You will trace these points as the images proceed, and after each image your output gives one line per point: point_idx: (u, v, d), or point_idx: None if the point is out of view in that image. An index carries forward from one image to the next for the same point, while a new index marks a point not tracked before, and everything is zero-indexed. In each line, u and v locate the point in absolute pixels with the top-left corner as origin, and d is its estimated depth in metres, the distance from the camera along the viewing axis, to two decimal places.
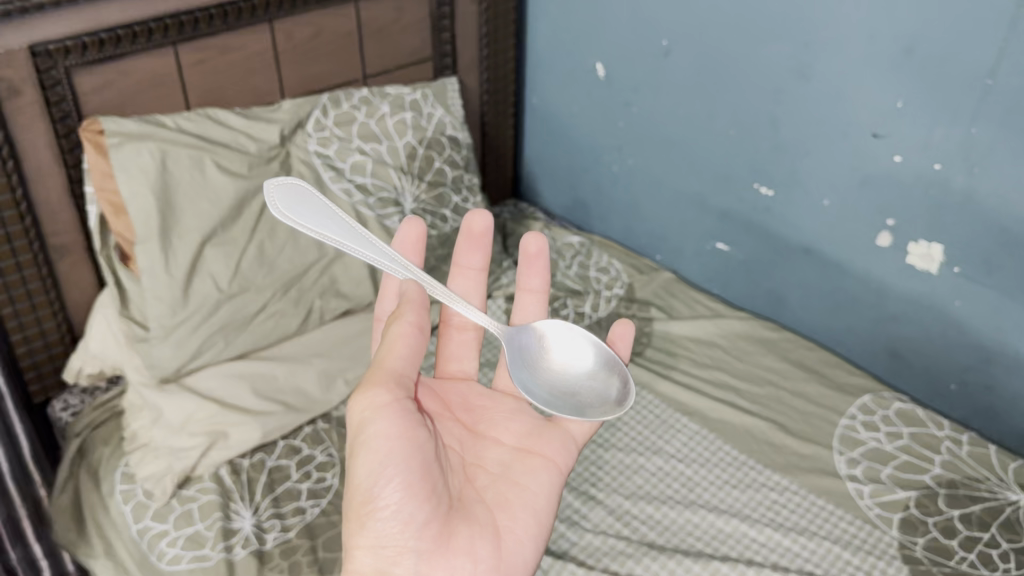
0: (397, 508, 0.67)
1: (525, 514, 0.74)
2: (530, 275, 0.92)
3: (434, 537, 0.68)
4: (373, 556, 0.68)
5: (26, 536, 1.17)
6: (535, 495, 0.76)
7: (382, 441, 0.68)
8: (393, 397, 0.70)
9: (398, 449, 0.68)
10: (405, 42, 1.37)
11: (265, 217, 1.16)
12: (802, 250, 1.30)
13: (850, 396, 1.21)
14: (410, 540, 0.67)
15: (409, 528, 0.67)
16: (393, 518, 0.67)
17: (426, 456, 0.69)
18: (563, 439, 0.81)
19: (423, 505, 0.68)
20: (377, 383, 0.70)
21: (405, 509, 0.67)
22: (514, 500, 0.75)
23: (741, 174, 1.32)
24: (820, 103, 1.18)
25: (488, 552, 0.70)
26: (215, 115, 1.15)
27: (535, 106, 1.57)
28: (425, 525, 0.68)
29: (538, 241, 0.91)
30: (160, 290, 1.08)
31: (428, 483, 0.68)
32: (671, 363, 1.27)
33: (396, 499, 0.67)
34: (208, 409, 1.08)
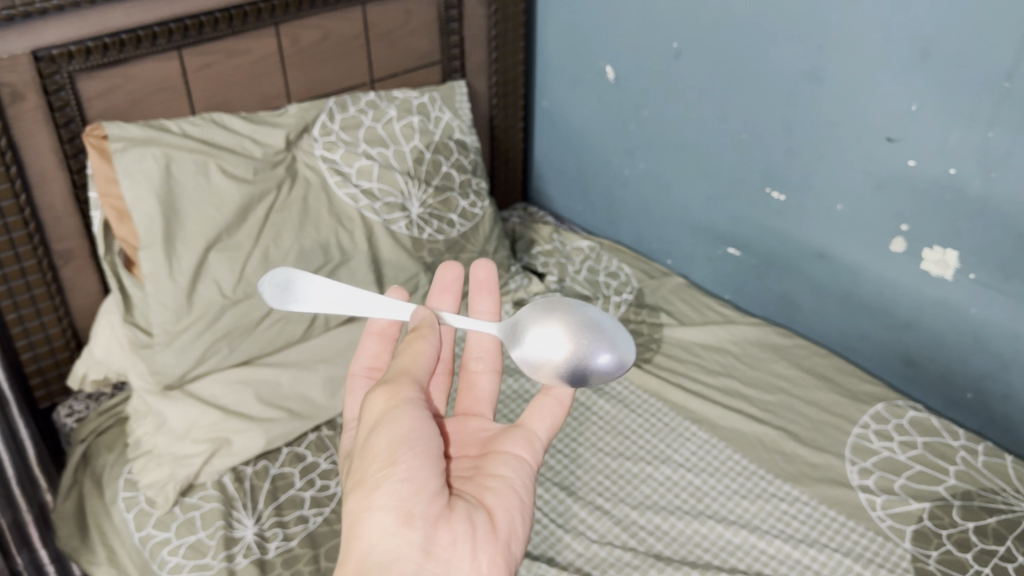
0: (410, 474, 0.62)
1: (513, 500, 0.68)
2: (479, 298, 0.87)
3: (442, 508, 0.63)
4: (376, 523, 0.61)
5: (32, 541, 1.18)
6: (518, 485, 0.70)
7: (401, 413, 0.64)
8: (422, 395, 0.67)
9: (423, 428, 0.64)
10: (413, 46, 1.36)
11: (270, 221, 1.15)
12: (815, 256, 1.28)
13: (863, 405, 1.19)
14: (421, 505, 0.62)
15: (419, 496, 0.62)
16: (404, 481, 0.62)
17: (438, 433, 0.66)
18: (527, 437, 0.74)
19: (438, 478, 0.63)
20: (404, 381, 0.67)
21: (416, 475, 0.62)
22: (495, 488, 0.68)
23: (753, 178, 1.30)
24: (832, 106, 1.16)
25: (488, 534, 0.64)
26: (220, 120, 1.15)
27: (545, 109, 1.56)
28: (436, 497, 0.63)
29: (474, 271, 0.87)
30: (165, 296, 1.07)
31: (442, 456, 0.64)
32: (681, 369, 1.25)
33: (412, 467, 0.62)
34: (212, 416, 1.07)
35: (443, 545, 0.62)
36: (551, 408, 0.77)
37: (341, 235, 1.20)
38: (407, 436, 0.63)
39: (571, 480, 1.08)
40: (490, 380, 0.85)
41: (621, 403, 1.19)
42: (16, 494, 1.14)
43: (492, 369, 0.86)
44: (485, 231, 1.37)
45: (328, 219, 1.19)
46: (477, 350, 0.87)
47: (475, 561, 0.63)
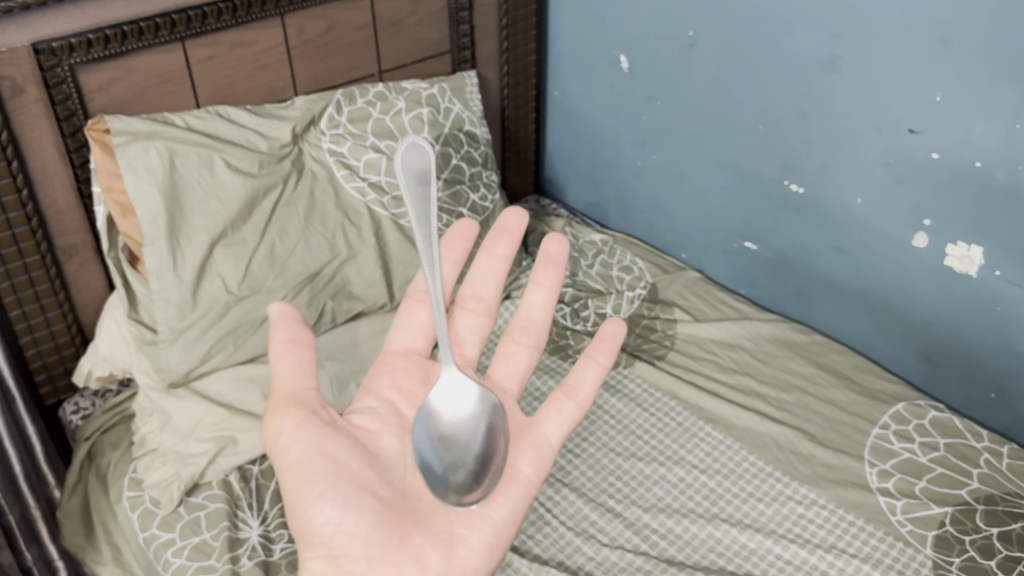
0: (337, 514, 0.64)
1: (482, 525, 0.71)
2: (500, 241, 0.90)
3: (384, 546, 0.65)
4: (328, 564, 0.65)
5: (42, 537, 1.17)
6: (498, 513, 0.73)
7: (306, 451, 0.65)
8: (304, 420, 0.66)
9: (324, 459, 0.65)
10: (422, 35, 1.33)
11: (276, 216, 1.13)
12: (832, 251, 1.24)
13: (883, 404, 1.16)
14: (360, 551, 0.65)
15: (357, 539, 0.65)
16: (338, 529, 0.64)
17: (354, 468, 0.66)
18: (537, 448, 0.78)
19: (365, 514, 0.65)
20: (284, 410, 0.66)
21: (348, 522, 0.64)
22: (473, 510, 0.72)
23: (770, 171, 1.26)
24: (852, 96, 1.12)
25: (439, 559, 0.68)
26: (225, 113, 1.14)
27: (557, 99, 1.52)
28: (371, 532, 0.65)
29: (518, 216, 0.89)
30: (169, 293, 1.06)
31: (365, 496, 0.66)
32: (695, 367, 1.22)
33: (336, 513, 0.64)
34: (217, 415, 1.06)
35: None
36: (568, 412, 0.82)
37: (348, 230, 1.18)
38: (320, 481, 0.65)
39: (581, 482, 1.06)
40: (527, 356, 0.88)
41: (633, 401, 1.17)
42: (23, 490, 1.13)
43: (533, 345, 0.88)
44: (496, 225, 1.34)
45: (335, 213, 1.18)
46: (527, 318, 0.89)
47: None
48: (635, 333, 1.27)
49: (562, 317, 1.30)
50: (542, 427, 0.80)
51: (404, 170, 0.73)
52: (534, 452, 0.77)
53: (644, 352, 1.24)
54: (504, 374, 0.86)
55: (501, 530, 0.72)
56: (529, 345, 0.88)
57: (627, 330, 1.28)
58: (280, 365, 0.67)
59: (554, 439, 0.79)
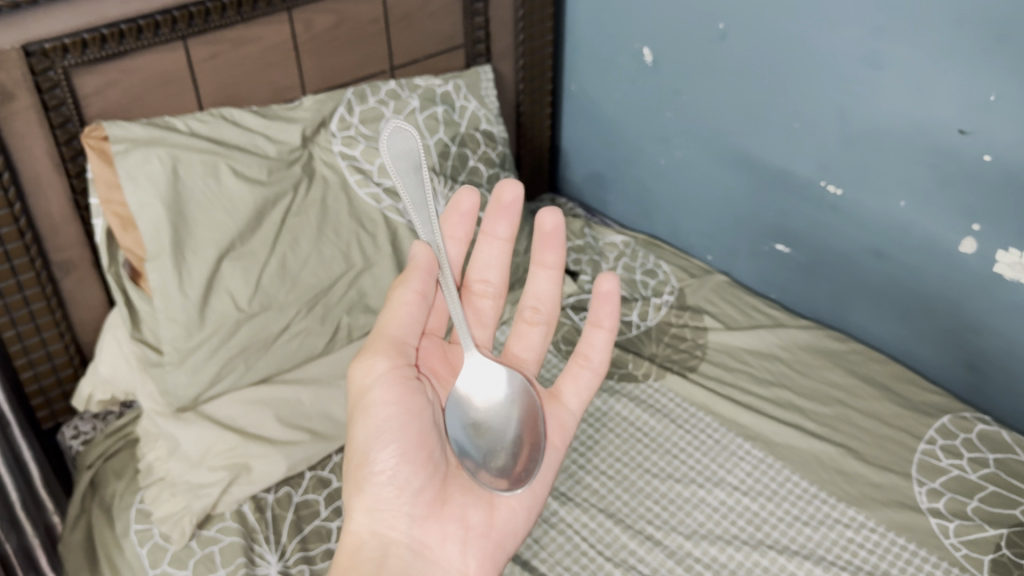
0: (394, 469, 0.70)
1: (520, 487, 0.75)
2: (497, 220, 0.81)
3: (429, 505, 0.71)
4: (371, 516, 0.71)
5: (42, 566, 1.11)
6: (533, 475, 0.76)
7: (383, 407, 0.70)
8: (392, 366, 0.72)
9: (397, 414, 0.70)
10: (435, 29, 1.26)
11: (287, 226, 1.06)
12: (871, 255, 1.18)
13: (927, 418, 1.11)
14: (408, 505, 0.70)
15: (405, 496, 0.70)
16: (391, 483, 0.70)
17: (423, 426, 0.71)
18: (561, 414, 0.81)
19: (418, 474, 0.70)
20: (377, 351, 0.72)
21: (401, 476, 0.70)
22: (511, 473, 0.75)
23: (804, 171, 1.19)
24: (896, 94, 1.05)
25: (478, 520, 0.73)
26: (230, 115, 1.06)
27: (573, 93, 1.45)
28: (419, 492, 0.70)
29: (513, 187, 0.78)
30: (175, 311, 0.99)
31: (424, 453, 0.71)
32: (729, 379, 1.16)
33: (392, 466, 0.69)
34: (228, 441, 0.99)
35: (433, 542, 0.71)
36: (586, 378, 0.83)
37: (363, 239, 1.11)
38: (388, 433, 0.70)
39: (617, 507, 1.00)
40: (538, 336, 0.85)
41: (666, 417, 1.11)
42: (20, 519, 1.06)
43: (546, 322, 0.85)
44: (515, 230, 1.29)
45: (349, 221, 1.11)
46: (535, 298, 0.85)
47: (464, 560, 0.71)
48: (664, 342, 1.22)
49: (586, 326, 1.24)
50: (562, 396, 0.83)
51: (388, 155, 0.69)
52: (558, 421, 0.80)
53: (674, 363, 1.19)
54: (519, 352, 0.85)
55: (540, 491, 0.76)
56: (542, 323, 0.85)
57: (655, 339, 1.22)
58: (398, 312, 0.73)
59: (573, 407, 0.82)
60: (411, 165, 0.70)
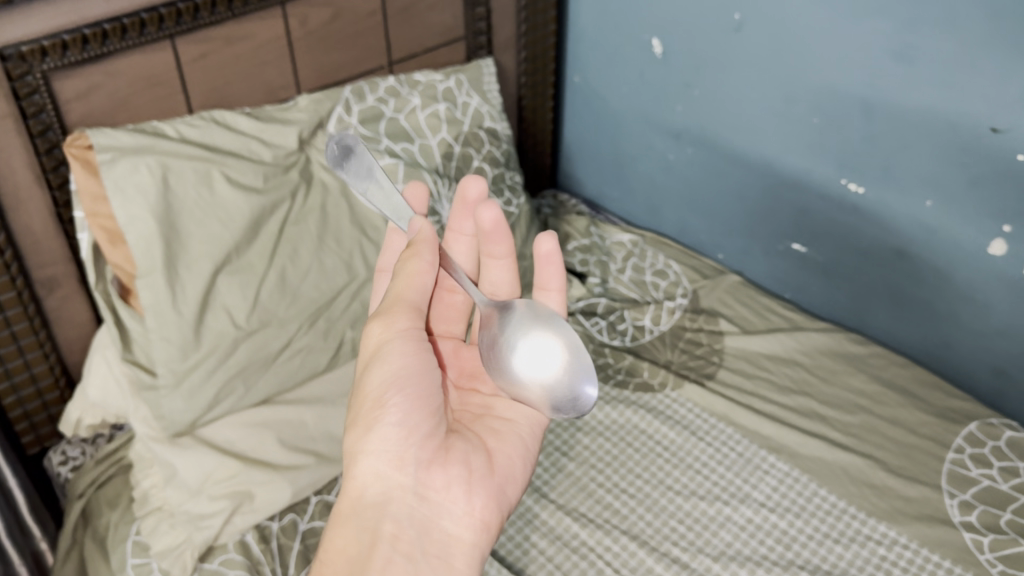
0: (399, 416, 0.66)
1: (514, 441, 0.73)
2: (463, 218, 0.78)
3: (434, 450, 0.67)
4: (376, 461, 0.66)
5: None
6: (523, 428, 0.74)
7: (394, 367, 0.66)
8: (411, 324, 0.67)
9: (413, 362, 0.67)
10: (435, 21, 1.19)
11: (285, 236, 1.00)
12: (894, 255, 1.13)
13: (955, 424, 1.07)
14: (412, 450, 0.66)
15: (412, 440, 0.66)
16: (398, 426, 0.66)
17: (433, 372, 0.68)
18: None
19: (427, 419, 0.67)
20: (397, 310, 0.67)
21: (411, 418, 0.66)
22: (502, 429, 0.73)
23: (824, 168, 1.15)
24: (924, 90, 1.00)
25: (483, 465, 0.69)
26: (222, 119, 1.00)
27: (576, 85, 1.39)
28: (427, 436, 0.67)
29: (477, 184, 0.76)
30: (169, 331, 0.92)
31: (433, 398, 0.67)
32: (749, 388, 1.12)
33: (403, 409, 0.66)
34: (229, 468, 0.93)
35: (437, 488, 0.67)
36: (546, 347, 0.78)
37: (365, 248, 1.05)
38: (393, 381, 0.66)
39: (640, 528, 0.96)
40: None
41: (685, 429, 1.07)
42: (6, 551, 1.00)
43: None
44: (522, 233, 1.23)
45: (350, 229, 1.05)
46: (491, 286, 0.80)
47: (470, 505, 0.67)
48: (678, 348, 1.17)
49: (598, 332, 1.19)
50: None
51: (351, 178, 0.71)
52: None
53: (691, 371, 1.14)
54: None
55: (532, 445, 0.74)
56: None
57: (670, 345, 1.18)
58: (414, 278, 0.67)
59: None
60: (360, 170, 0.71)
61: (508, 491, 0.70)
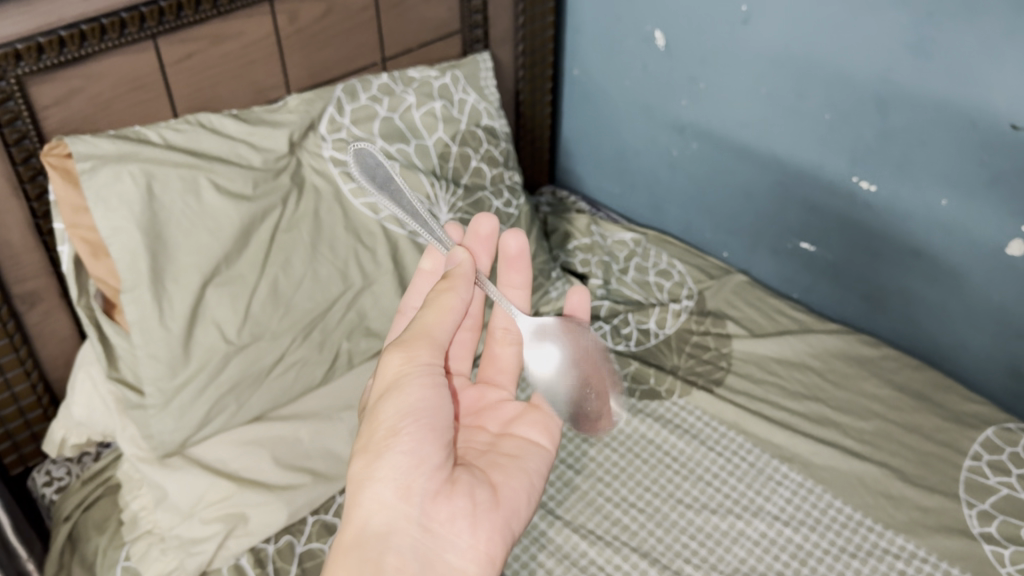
0: (407, 445, 0.62)
1: (520, 476, 0.69)
2: (477, 254, 0.79)
3: (443, 481, 0.63)
4: (383, 490, 0.61)
5: None
6: (529, 465, 0.71)
7: (404, 392, 0.63)
8: (432, 354, 0.65)
9: (432, 394, 0.63)
10: (429, 15, 1.15)
11: (277, 244, 0.95)
12: (908, 255, 1.10)
13: (971, 430, 1.04)
14: (423, 479, 0.62)
15: (422, 469, 0.62)
16: (410, 453, 0.61)
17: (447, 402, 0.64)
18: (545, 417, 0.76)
19: (439, 448, 0.63)
20: (419, 340, 0.65)
21: (424, 447, 0.62)
22: (507, 464, 0.70)
23: (834, 166, 1.11)
24: (942, 85, 0.96)
25: (488, 499, 0.65)
26: (209, 122, 0.95)
27: (575, 78, 1.35)
28: (439, 466, 0.62)
29: (490, 220, 0.77)
30: (157, 347, 0.88)
31: (446, 428, 0.63)
32: (759, 394, 1.09)
33: (416, 437, 0.62)
34: (222, 489, 0.89)
35: (441, 520, 0.62)
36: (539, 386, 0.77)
37: (361, 255, 1.01)
38: (403, 410, 0.62)
39: (651, 545, 0.92)
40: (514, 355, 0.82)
41: (694, 438, 1.03)
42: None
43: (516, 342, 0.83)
44: (523, 233, 1.18)
45: (345, 236, 1.00)
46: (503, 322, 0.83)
47: (474, 537, 0.63)
48: (685, 353, 1.14)
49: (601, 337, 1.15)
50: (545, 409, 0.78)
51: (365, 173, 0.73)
52: (541, 423, 0.75)
53: (699, 376, 1.11)
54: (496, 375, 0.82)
55: (536, 481, 0.70)
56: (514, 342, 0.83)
57: (676, 350, 1.14)
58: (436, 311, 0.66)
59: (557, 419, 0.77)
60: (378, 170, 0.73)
61: (511, 528, 0.66)
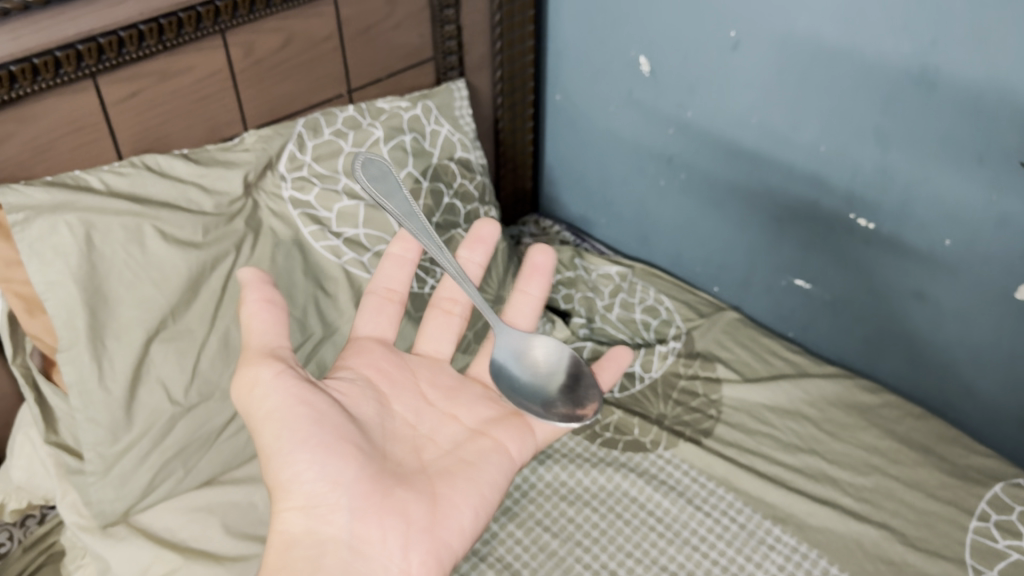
0: (308, 471, 0.61)
1: (468, 487, 0.68)
2: (473, 249, 0.85)
3: (367, 499, 0.62)
4: (304, 516, 0.62)
5: None
6: (482, 473, 0.70)
7: (282, 407, 0.62)
8: (280, 372, 0.63)
9: (307, 411, 0.62)
10: (399, 42, 1.08)
11: (229, 295, 0.89)
12: (911, 297, 1.03)
13: (977, 486, 0.96)
14: (343, 499, 0.61)
15: (339, 489, 0.61)
16: (320, 476, 0.61)
17: (338, 419, 0.63)
18: (521, 430, 0.75)
19: (349, 464, 0.62)
20: (260, 360, 0.63)
21: (332, 468, 0.61)
22: (457, 474, 0.69)
23: (831, 201, 1.04)
24: (946, 117, 0.89)
25: (423, 514, 0.64)
26: (156, 164, 0.89)
27: (558, 103, 1.28)
28: (356, 483, 0.62)
29: (490, 226, 0.86)
30: (96, 411, 0.82)
31: (349, 442, 0.63)
32: (750, 445, 1.02)
33: (316, 457, 0.61)
34: (167, 561, 0.83)
35: (372, 541, 0.62)
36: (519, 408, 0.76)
37: (321, 302, 0.95)
38: (297, 432, 0.61)
39: None
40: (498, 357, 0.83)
41: (681, 496, 0.96)
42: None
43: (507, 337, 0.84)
44: (500, 272, 1.12)
45: (304, 282, 0.94)
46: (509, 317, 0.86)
47: (405, 560, 0.62)
48: (672, 400, 1.07)
49: None
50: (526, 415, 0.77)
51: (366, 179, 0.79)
52: (515, 429, 0.74)
53: (687, 426, 1.04)
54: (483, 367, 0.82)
55: (490, 493, 0.69)
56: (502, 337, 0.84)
57: (662, 397, 1.08)
58: (252, 323, 0.64)
59: (538, 436, 0.76)
60: (388, 183, 0.79)
61: (454, 545, 0.65)
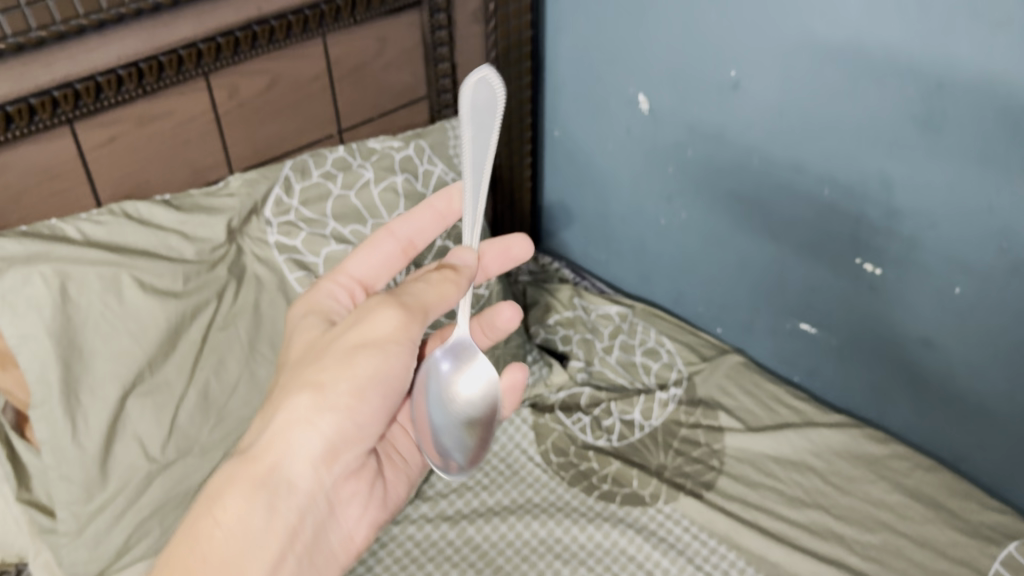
0: (362, 415, 0.59)
1: (401, 479, 0.72)
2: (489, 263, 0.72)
3: (355, 462, 0.63)
4: (315, 446, 0.57)
5: None
6: (410, 468, 0.74)
7: (389, 371, 0.59)
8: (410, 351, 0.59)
9: (400, 378, 0.60)
10: (391, 80, 1.06)
11: (210, 346, 0.86)
12: (921, 346, 0.99)
13: (990, 544, 0.92)
14: (349, 453, 0.60)
15: (357, 443, 0.60)
16: (356, 423, 0.59)
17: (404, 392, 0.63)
18: None
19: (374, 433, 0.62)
20: (410, 314, 0.56)
21: (369, 428, 0.60)
22: (390, 460, 0.72)
23: (835, 245, 1.01)
24: (954, 161, 0.85)
25: (369, 488, 0.67)
26: (136, 212, 0.86)
27: (557, 139, 1.26)
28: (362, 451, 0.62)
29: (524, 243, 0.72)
30: (70, 469, 0.79)
31: (389, 416, 0.63)
32: (752, 499, 0.98)
33: (370, 413, 0.59)
34: None
35: (338, 497, 0.63)
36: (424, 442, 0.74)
37: None
38: (383, 389, 0.59)
39: None
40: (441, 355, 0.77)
41: (680, 554, 0.93)
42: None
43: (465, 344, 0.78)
44: None
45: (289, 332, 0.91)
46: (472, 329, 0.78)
47: (352, 526, 0.65)
48: (673, 450, 1.04)
49: (580, 432, 1.06)
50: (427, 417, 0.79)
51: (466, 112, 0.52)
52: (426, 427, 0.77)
53: (688, 478, 1.01)
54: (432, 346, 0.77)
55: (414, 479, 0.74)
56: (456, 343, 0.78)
57: (662, 446, 1.04)
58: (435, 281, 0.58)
59: None
60: (484, 120, 0.53)
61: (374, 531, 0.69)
